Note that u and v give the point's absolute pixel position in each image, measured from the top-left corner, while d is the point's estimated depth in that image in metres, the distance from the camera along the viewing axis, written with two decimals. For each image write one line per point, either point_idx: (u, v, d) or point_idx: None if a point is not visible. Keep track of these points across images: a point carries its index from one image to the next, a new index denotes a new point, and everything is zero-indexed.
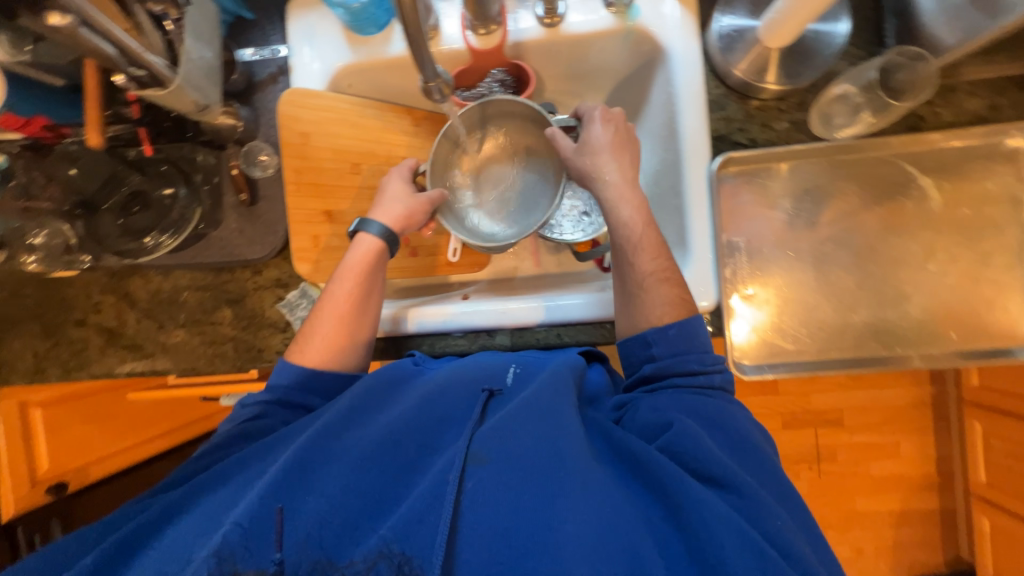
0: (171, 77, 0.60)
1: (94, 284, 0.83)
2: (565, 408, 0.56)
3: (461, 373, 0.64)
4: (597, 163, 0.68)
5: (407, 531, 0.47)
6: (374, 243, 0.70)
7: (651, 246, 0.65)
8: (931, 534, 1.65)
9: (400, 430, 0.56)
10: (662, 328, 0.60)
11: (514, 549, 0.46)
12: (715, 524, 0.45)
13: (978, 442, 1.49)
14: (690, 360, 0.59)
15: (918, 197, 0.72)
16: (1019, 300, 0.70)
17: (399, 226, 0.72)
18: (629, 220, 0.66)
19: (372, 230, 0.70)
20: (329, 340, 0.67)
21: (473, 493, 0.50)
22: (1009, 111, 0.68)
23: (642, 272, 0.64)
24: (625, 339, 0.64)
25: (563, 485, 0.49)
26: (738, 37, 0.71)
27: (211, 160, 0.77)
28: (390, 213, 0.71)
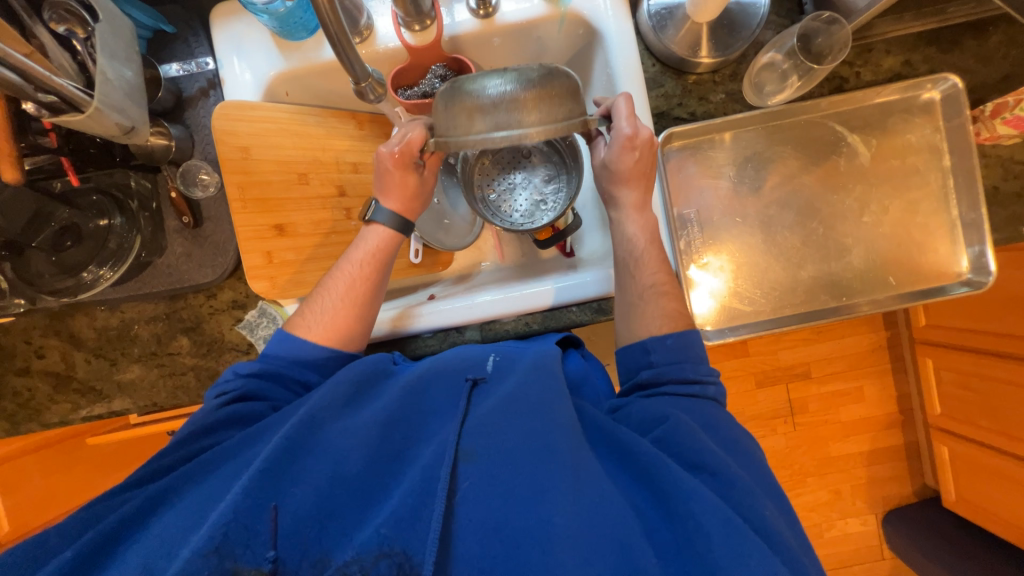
0: (87, 100, 0.56)
1: (32, 328, 0.77)
2: (556, 399, 0.56)
3: (449, 367, 0.64)
4: (613, 186, 0.67)
5: (399, 534, 0.47)
6: (388, 232, 0.70)
7: (654, 261, 0.66)
8: (900, 468, 1.76)
9: (388, 430, 0.55)
10: (661, 337, 0.61)
11: (506, 539, 0.47)
12: (704, 511, 0.46)
13: (931, 376, 1.61)
14: (686, 368, 0.60)
15: (849, 154, 0.76)
16: (947, 241, 0.75)
17: (409, 211, 0.71)
18: (634, 235, 0.67)
19: (383, 217, 0.69)
20: (336, 319, 0.66)
21: (465, 486, 0.50)
22: (920, 65, 0.72)
23: (642, 285, 0.65)
24: (625, 347, 0.64)
25: (554, 471, 0.49)
26: (668, 14, 0.72)
27: (147, 185, 0.74)
28: (399, 197, 0.69)
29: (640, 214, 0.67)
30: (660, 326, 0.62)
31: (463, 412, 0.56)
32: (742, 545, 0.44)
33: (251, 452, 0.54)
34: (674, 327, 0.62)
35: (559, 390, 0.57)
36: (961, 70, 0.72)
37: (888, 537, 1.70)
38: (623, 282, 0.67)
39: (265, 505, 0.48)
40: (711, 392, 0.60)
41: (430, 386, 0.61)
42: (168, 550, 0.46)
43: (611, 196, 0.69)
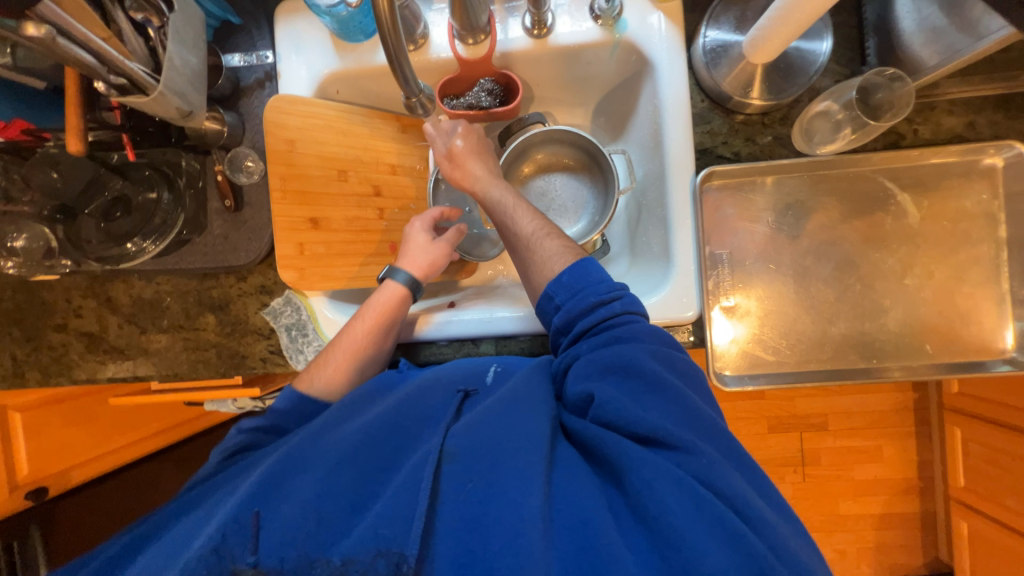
0: (153, 83, 0.59)
1: (74, 288, 0.82)
2: (528, 404, 0.56)
3: (447, 376, 0.65)
4: (465, 169, 0.75)
5: (388, 528, 0.47)
6: (400, 290, 0.74)
7: (528, 210, 0.71)
8: (912, 536, 1.68)
9: (374, 427, 0.56)
10: (557, 278, 0.62)
11: (483, 534, 0.46)
12: (661, 486, 0.46)
13: (958, 446, 1.53)
14: (586, 295, 0.60)
15: (897, 213, 0.73)
16: (994, 314, 0.72)
17: (423, 274, 0.77)
18: (501, 198, 0.73)
19: (398, 277, 0.75)
20: (344, 371, 0.69)
21: (447, 487, 0.50)
22: (986, 129, 0.69)
23: (523, 233, 0.69)
24: (537, 300, 0.65)
25: (523, 468, 0.49)
26: (723, 52, 0.72)
27: (196, 166, 0.77)
28: (415, 263, 0.76)
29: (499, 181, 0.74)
30: (557, 265, 0.64)
31: (450, 424, 0.56)
32: (701, 514, 0.44)
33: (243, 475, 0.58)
34: (569, 260, 0.64)
35: (539, 395, 0.58)
36: None
37: None
38: (507, 240, 0.71)
39: (252, 509, 0.50)
40: (620, 312, 0.59)
41: (424, 397, 0.60)
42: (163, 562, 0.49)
43: (470, 176, 0.75)
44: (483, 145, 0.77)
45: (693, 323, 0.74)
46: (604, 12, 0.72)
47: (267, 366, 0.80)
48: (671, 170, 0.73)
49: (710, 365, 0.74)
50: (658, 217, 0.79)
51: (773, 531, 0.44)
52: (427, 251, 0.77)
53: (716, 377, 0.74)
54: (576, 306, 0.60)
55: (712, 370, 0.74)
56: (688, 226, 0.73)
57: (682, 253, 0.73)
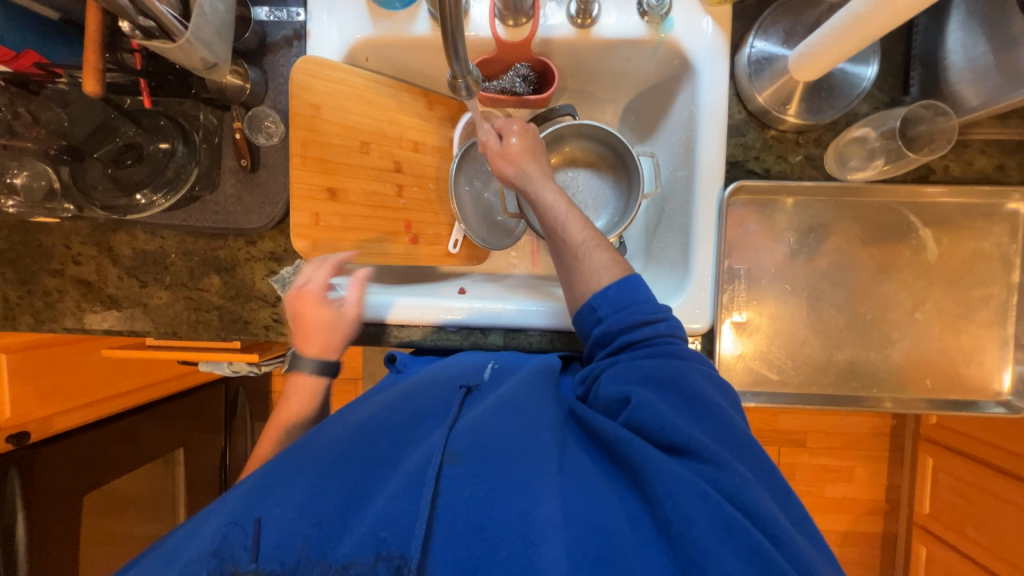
0: (181, 30, 0.56)
1: (74, 234, 0.79)
2: (534, 412, 0.58)
3: (445, 374, 0.68)
4: (517, 168, 0.72)
5: (387, 529, 0.47)
6: (312, 381, 0.71)
7: (579, 219, 0.68)
8: (872, 555, 1.75)
9: (374, 424, 0.59)
10: (603, 291, 0.63)
11: (490, 540, 0.47)
12: (681, 497, 0.47)
13: (928, 475, 1.59)
14: (632, 312, 0.61)
15: (916, 247, 0.73)
16: (995, 356, 0.73)
17: (333, 353, 0.73)
18: (554, 202, 0.69)
19: (305, 369, 0.71)
20: None
21: (449, 490, 0.50)
22: (1014, 174, 0.70)
23: (575, 243, 0.67)
24: (577, 310, 0.66)
25: (534, 475, 0.51)
26: (767, 64, 0.71)
27: (213, 121, 0.74)
28: (320, 348, 0.72)
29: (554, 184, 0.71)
30: (604, 278, 0.64)
31: (451, 421, 0.58)
32: (721, 526, 0.45)
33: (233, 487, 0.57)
34: (619, 274, 0.64)
35: (540, 401, 0.60)
36: None
37: None
38: (558, 248, 0.69)
39: (245, 522, 0.48)
40: (664, 332, 0.60)
41: (420, 394, 0.63)
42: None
43: (521, 175, 0.72)
44: (537, 146, 0.75)
45: (703, 335, 0.74)
46: (652, 9, 0.70)
47: (269, 334, 0.79)
48: (699, 179, 0.73)
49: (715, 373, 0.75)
50: (680, 225, 0.78)
51: (789, 540, 0.46)
52: (327, 328, 0.72)
53: None
54: (620, 321, 0.61)
55: None
56: (709, 238, 0.73)
57: (701, 264, 0.73)
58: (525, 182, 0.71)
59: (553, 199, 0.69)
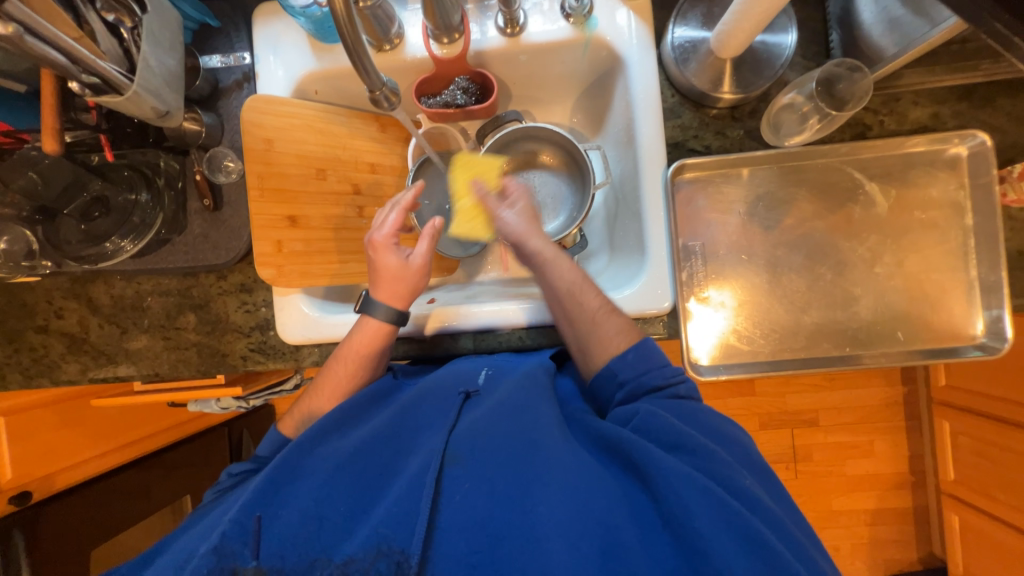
0: (127, 83, 0.59)
1: (55, 289, 0.82)
2: (540, 410, 0.58)
3: (443, 383, 0.65)
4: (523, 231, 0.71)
5: (397, 529, 0.50)
6: (381, 327, 0.69)
7: (591, 286, 0.68)
8: (905, 531, 1.71)
9: (377, 434, 0.59)
10: (620, 355, 0.64)
11: (489, 537, 0.49)
12: (685, 492, 0.48)
13: (948, 440, 1.54)
14: (651, 378, 0.62)
15: (866, 202, 0.74)
16: (963, 301, 0.73)
17: (405, 302, 0.70)
18: (565, 271, 0.68)
19: (378, 313, 0.69)
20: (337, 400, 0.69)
21: (449, 490, 0.52)
22: (950, 120, 0.71)
23: (590, 309, 0.66)
24: (592, 376, 0.67)
25: (541, 475, 0.52)
26: (691, 48, 0.73)
27: (175, 167, 0.77)
28: (391, 295, 0.69)
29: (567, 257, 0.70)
30: (619, 342, 0.65)
31: (451, 424, 0.58)
32: (721, 515, 0.47)
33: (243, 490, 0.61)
34: (630, 338, 0.65)
35: (541, 401, 0.60)
36: (990, 129, 0.71)
37: None
38: (570, 315, 0.68)
39: (250, 516, 0.53)
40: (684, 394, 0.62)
41: (423, 403, 0.62)
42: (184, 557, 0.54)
43: (524, 244, 0.71)
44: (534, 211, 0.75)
45: (665, 316, 0.74)
46: (574, 10, 0.74)
47: (247, 364, 0.80)
48: (643, 163, 0.74)
49: (684, 360, 0.74)
50: (634, 210, 0.79)
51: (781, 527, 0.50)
52: (406, 276, 0.70)
53: (691, 368, 0.74)
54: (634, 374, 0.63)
55: (687, 362, 0.74)
56: (659, 219, 0.73)
57: (655, 244, 0.73)
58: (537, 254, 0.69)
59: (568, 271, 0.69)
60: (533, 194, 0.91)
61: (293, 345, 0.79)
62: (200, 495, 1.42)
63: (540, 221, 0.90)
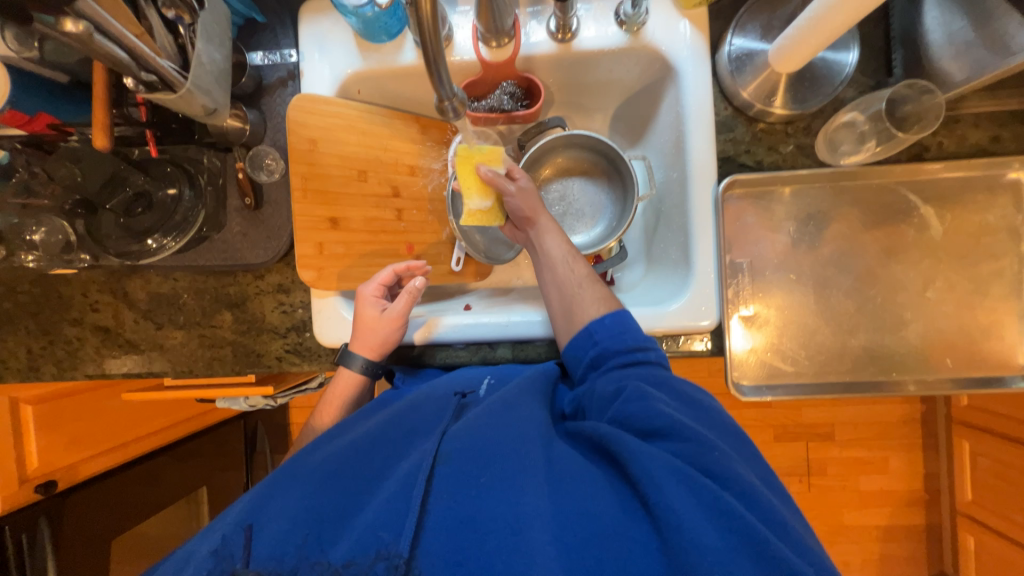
0: (182, 81, 0.58)
1: (91, 282, 0.81)
2: (514, 402, 0.60)
3: (434, 391, 0.67)
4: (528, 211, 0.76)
5: (386, 529, 0.47)
6: (355, 377, 0.74)
7: (577, 257, 0.74)
8: (916, 548, 1.70)
9: (368, 436, 0.57)
10: (600, 318, 0.67)
11: (480, 532, 0.46)
12: (656, 470, 0.48)
13: (966, 460, 1.54)
14: (625, 342, 0.64)
15: (919, 225, 0.73)
16: (1015, 330, 0.71)
17: (378, 354, 0.74)
18: (559, 244, 0.75)
19: (354, 365, 0.73)
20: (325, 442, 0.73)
21: (440, 488, 0.50)
22: (1010, 144, 0.70)
23: (576, 275, 0.72)
24: (569, 343, 0.69)
25: (520, 467, 0.50)
26: (747, 59, 0.71)
27: (217, 163, 0.77)
28: (367, 345, 0.73)
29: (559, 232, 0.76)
30: (600, 309, 0.68)
31: (444, 427, 0.57)
32: (690, 495, 0.47)
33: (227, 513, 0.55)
34: (609, 308, 0.69)
35: (523, 403, 0.60)
36: None
37: None
38: (557, 287, 0.72)
39: (241, 526, 0.49)
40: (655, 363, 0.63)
41: (417, 407, 0.63)
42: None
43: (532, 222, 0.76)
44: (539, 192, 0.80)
45: (711, 331, 0.73)
46: (629, 18, 0.72)
47: (282, 365, 0.80)
48: (693, 177, 0.73)
49: (728, 373, 0.73)
50: (678, 224, 0.78)
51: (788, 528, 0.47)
52: (376, 330, 0.73)
53: (733, 386, 0.73)
54: (611, 345, 0.65)
55: (730, 379, 0.73)
56: (706, 232, 0.72)
57: (703, 260, 0.72)
58: (550, 254, 0.74)
59: (556, 247, 0.75)
60: (562, 209, 0.90)
61: (328, 347, 0.79)
62: (215, 489, 1.42)
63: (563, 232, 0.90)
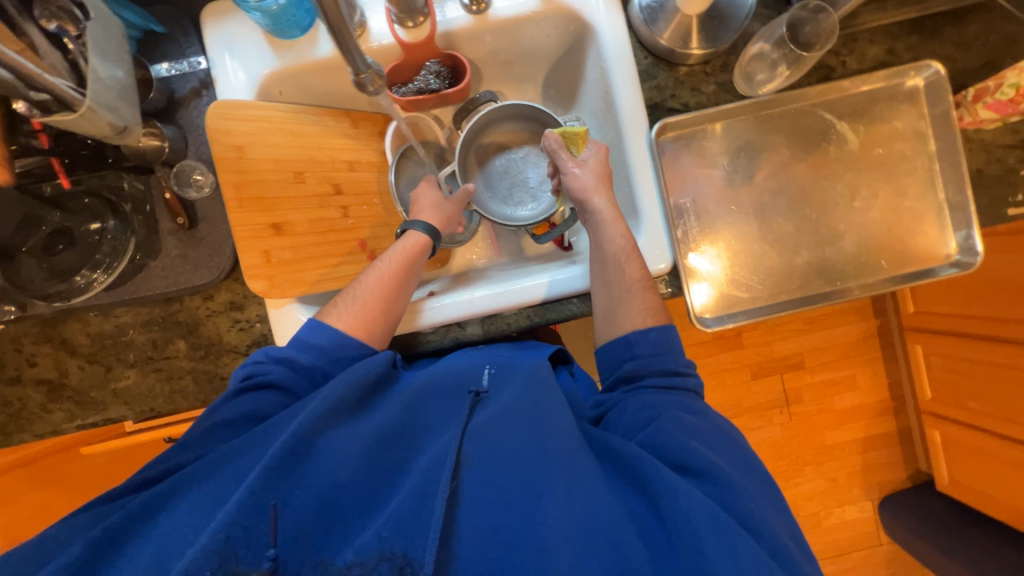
0: (80, 99, 0.55)
1: (23, 335, 0.76)
2: (552, 408, 0.60)
3: (450, 379, 0.66)
4: (587, 195, 0.73)
5: (410, 541, 0.49)
6: (422, 237, 0.74)
7: (633, 260, 0.70)
8: (893, 453, 1.82)
9: (385, 432, 0.57)
10: (643, 332, 0.67)
11: (504, 544, 0.49)
12: (688, 506, 0.50)
13: (921, 361, 1.66)
14: (666, 361, 0.66)
15: (838, 141, 0.77)
16: (935, 224, 0.77)
17: (441, 227, 0.78)
18: (616, 238, 0.71)
19: (418, 228, 0.75)
20: (370, 309, 0.69)
21: (467, 497, 0.52)
22: (904, 54, 0.75)
23: (629, 279, 0.69)
24: (608, 343, 0.70)
25: (549, 479, 0.52)
26: (659, 7, 0.73)
27: (139, 186, 0.73)
28: (434, 217, 0.78)
29: (619, 224, 0.71)
30: (644, 320, 0.67)
31: (465, 425, 0.58)
32: (719, 532, 0.48)
33: (233, 465, 0.55)
34: (657, 320, 0.68)
35: (552, 409, 0.60)
36: (941, 59, 0.75)
37: (886, 522, 1.75)
38: (610, 276, 0.70)
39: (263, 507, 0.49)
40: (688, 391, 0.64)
41: (431, 400, 0.63)
42: (175, 547, 0.48)
43: (590, 206, 0.73)
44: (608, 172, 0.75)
45: (668, 274, 0.76)
46: None
47: None
48: (626, 128, 0.75)
49: (690, 311, 0.75)
50: (622, 176, 0.80)
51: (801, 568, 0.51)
52: (439, 206, 0.80)
53: (697, 321, 0.76)
54: (650, 362, 0.66)
55: (693, 315, 0.75)
56: (648, 179, 0.74)
57: (649, 206, 0.74)
58: (609, 248, 0.70)
59: (615, 238, 0.71)
60: (508, 184, 0.91)
61: None
62: None
63: (510, 204, 0.90)
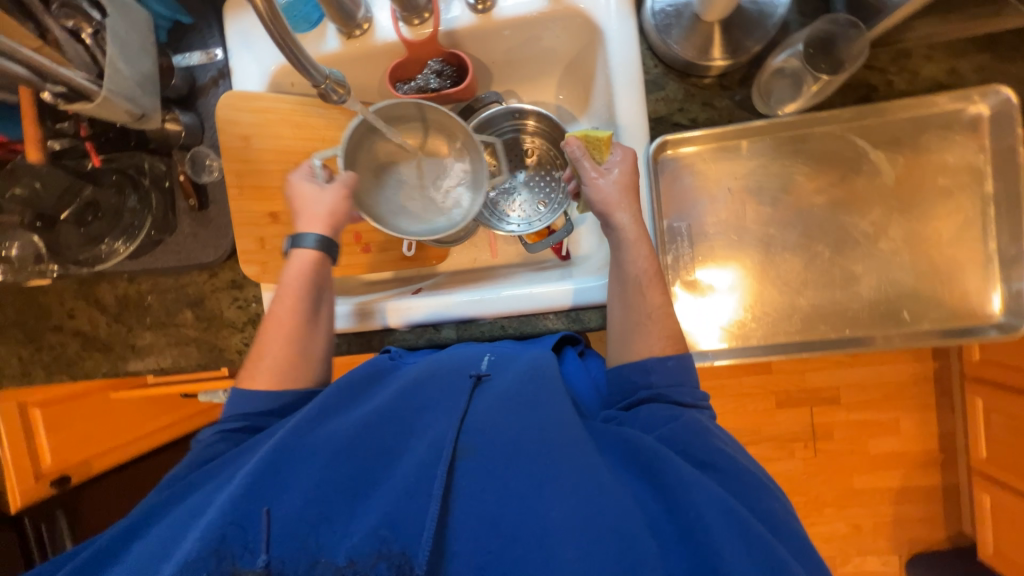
0: (97, 89, 0.60)
1: (65, 292, 0.86)
2: (548, 396, 0.56)
3: (448, 366, 0.63)
4: (611, 207, 0.64)
5: (406, 529, 0.46)
6: (310, 256, 0.65)
7: (656, 284, 0.63)
8: (933, 510, 1.64)
9: (378, 415, 0.55)
10: (662, 359, 0.59)
11: (505, 539, 0.45)
12: (704, 505, 0.46)
13: (980, 416, 1.47)
14: (680, 394, 0.58)
15: (870, 172, 0.68)
16: (978, 276, 0.67)
17: (330, 230, 0.67)
18: (642, 258, 0.63)
19: (307, 243, 0.65)
20: (284, 357, 0.62)
21: (463, 484, 0.49)
22: (970, 75, 0.64)
23: (650, 306, 0.62)
24: (622, 366, 0.61)
25: (555, 475, 0.48)
26: (674, 13, 0.67)
27: (161, 167, 0.79)
28: (315, 224, 0.66)
29: (642, 239, 0.63)
30: (656, 347, 0.61)
31: (462, 411, 0.55)
32: (738, 533, 0.45)
33: (233, 466, 0.55)
34: (671, 348, 0.61)
35: (552, 396, 0.56)
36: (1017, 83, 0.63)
37: None
38: (629, 300, 0.63)
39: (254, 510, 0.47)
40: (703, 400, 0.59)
41: (428, 382, 0.60)
42: (166, 552, 0.47)
43: (611, 223, 0.65)
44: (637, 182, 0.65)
45: None
46: None
47: (243, 358, 0.84)
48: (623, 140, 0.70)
49: None
50: None
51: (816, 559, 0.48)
52: (322, 203, 0.67)
53: None
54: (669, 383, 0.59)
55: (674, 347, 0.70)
56: (643, 196, 0.70)
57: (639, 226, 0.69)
58: (630, 269, 0.63)
59: (640, 260, 0.63)
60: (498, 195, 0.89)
61: None
62: None
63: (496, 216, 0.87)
